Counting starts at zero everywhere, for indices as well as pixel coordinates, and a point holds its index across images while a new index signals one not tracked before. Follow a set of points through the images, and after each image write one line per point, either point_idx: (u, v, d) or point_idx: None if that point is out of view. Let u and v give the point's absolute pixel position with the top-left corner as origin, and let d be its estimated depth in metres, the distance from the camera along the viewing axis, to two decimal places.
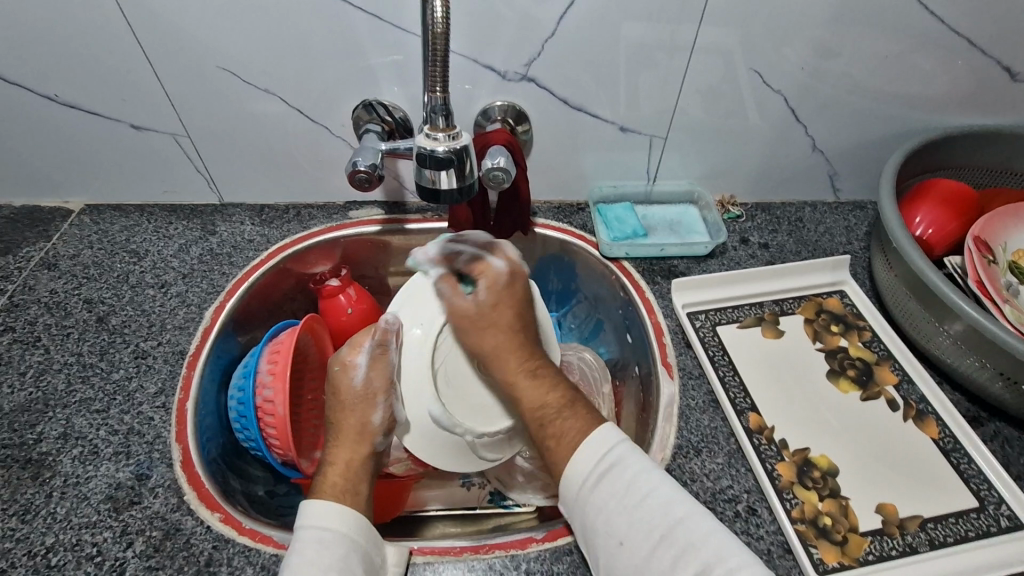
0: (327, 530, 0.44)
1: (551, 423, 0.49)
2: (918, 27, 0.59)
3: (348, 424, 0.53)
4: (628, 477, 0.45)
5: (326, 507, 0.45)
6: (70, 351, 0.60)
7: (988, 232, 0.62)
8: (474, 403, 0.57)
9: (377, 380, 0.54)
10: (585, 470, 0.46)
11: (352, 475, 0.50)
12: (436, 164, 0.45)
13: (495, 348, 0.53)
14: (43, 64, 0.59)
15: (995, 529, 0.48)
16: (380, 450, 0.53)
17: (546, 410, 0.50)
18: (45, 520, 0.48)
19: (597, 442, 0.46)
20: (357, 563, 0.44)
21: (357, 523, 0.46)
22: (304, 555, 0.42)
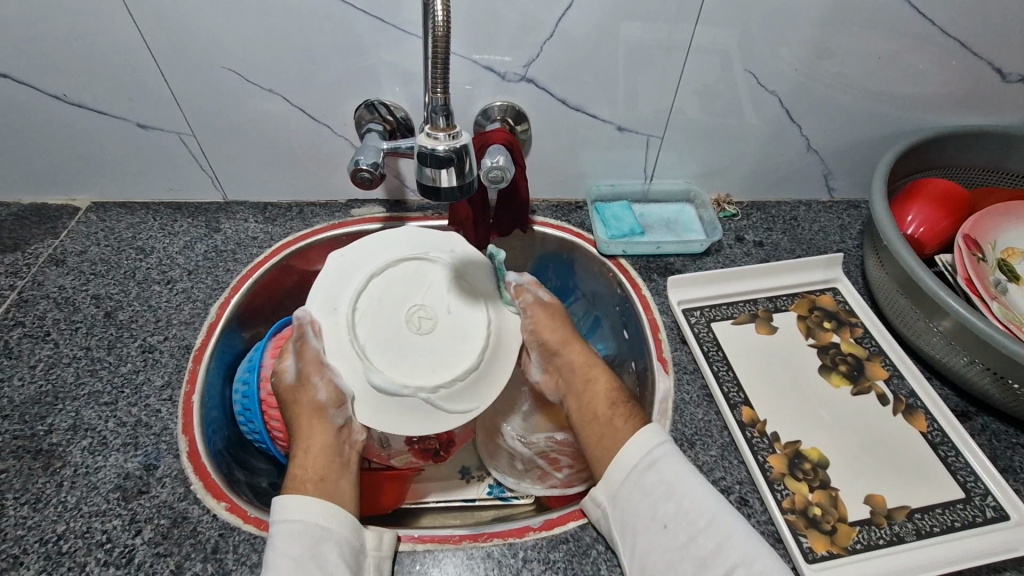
0: (297, 521, 0.45)
1: (623, 405, 0.56)
2: (910, 28, 0.61)
3: (299, 411, 0.54)
4: (676, 468, 0.48)
5: (293, 500, 0.46)
6: (78, 345, 0.61)
7: (977, 230, 0.63)
8: (420, 363, 0.57)
9: (309, 365, 0.55)
10: (635, 457, 0.50)
11: (316, 462, 0.52)
12: (437, 162, 0.45)
13: (567, 342, 0.62)
14: (52, 65, 0.60)
15: (981, 519, 0.50)
16: (343, 424, 0.55)
17: (614, 391, 0.58)
18: (56, 508, 0.49)
19: (657, 431, 0.51)
20: (330, 549, 0.45)
21: (324, 509, 0.46)
22: (277, 549, 0.44)
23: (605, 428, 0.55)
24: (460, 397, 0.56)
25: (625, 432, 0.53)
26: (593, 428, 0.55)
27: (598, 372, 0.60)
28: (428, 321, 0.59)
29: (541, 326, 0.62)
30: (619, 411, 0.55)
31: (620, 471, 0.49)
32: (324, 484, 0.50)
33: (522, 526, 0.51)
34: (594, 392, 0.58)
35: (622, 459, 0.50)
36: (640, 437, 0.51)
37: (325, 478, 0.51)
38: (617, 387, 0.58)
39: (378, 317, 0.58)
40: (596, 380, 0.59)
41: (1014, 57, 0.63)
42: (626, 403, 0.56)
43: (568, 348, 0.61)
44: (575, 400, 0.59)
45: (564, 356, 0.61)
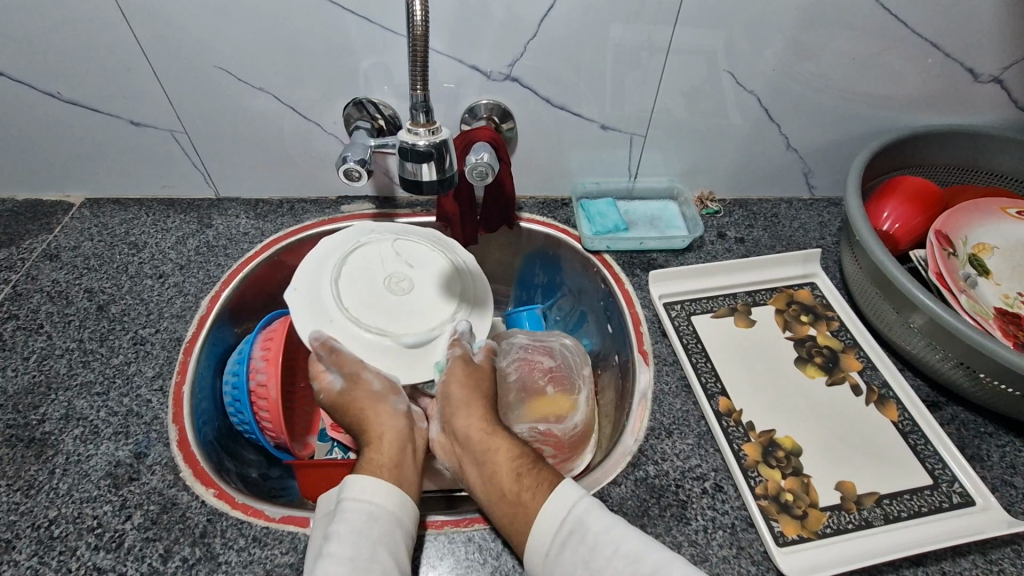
0: (373, 504, 0.46)
1: (526, 477, 0.49)
2: (884, 30, 0.62)
3: (361, 404, 0.55)
4: (591, 537, 0.44)
5: (372, 483, 0.47)
6: (71, 337, 0.62)
7: (950, 225, 0.65)
8: (431, 312, 0.61)
9: (353, 365, 0.56)
10: (546, 540, 0.45)
11: (391, 450, 0.51)
12: (417, 157, 0.47)
13: (471, 403, 0.55)
14: (46, 64, 0.62)
15: (947, 505, 0.52)
16: (404, 411, 0.56)
17: (517, 461, 0.51)
18: (48, 495, 0.51)
19: (559, 501, 0.46)
20: (397, 536, 0.46)
21: (399, 498, 0.47)
22: (349, 527, 0.44)
23: (514, 506, 0.48)
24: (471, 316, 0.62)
25: (534, 510, 0.47)
26: (500, 507, 0.48)
27: (498, 435, 0.53)
28: (406, 284, 0.63)
29: (450, 381, 0.56)
30: (527, 483, 0.49)
31: (538, 554, 0.45)
32: (400, 472, 0.50)
33: None
34: (498, 461, 0.51)
35: (536, 543, 0.45)
36: (550, 504, 0.46)
37: (399, 465, 0.50)
38: (520, 453, 0.52)
39: (368, 302, 0.60)
40: (495, 450, 0.52)
41: (986, 57, 0.64)
42: (533, 470, 0.50)
43: (466, 412, 0.54)
44: (477, 473, 0.52)
45: (461, 421, 0.54)
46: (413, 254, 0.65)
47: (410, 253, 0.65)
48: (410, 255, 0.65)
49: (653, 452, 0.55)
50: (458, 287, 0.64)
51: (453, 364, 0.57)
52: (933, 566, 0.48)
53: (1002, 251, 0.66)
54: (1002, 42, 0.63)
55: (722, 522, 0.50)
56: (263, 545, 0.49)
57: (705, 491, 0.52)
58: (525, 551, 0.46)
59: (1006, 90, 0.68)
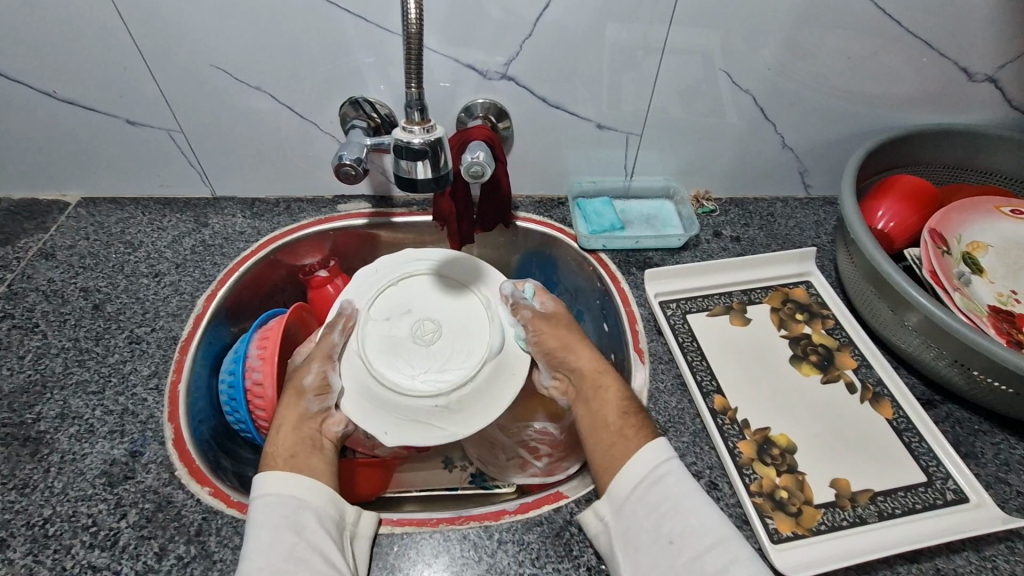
0: (273, 493, 0.47)
1: (631, 415, 0.54)
2: (879, 29, 0.62)
3: (283, 395, 0.57)
4: (679, 488, 0.48)
5: (269, 475, 0.48)
6: (67, 336, 0.62)
7: (944, 224, 0.65)
8: (471, 316, 0.64)
9: (314, 357, 0.59)
10: (642, 469, 0.49)
11: (287, 441, 0.53)
12: (412, 155, 0.47)
13: (570, 346, 0.61)
14: (42, 63, 0.62)
15: (941, 501, 0.52)
16: (319, 412, 0.56)
17: (624, 402, 0.56)
18: (43, 493, 0.50)
19: (655, 451, 0.50)
20: (309, 519, 0.46)
21: (301, 482, 0.48)
22: (255, 521, 0.45)
23: (615, 437, 0.53)
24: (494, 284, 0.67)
25: (633, 446, 0.51)
26: (602, 437, 0.54)
27: (603, 377, 0.58)
28: (429, 323, 0.64)
29: (544, 332, 0.61)
30: (632, 420, 0.54)
31: (626, 484, 0.49)
32: (295, 461, 0.51)
33: (499, 509, 0.53)
34: (605, 394, 0.57)
35: (628, 474, 0.49)
36: (647, 449, 0.50)
37: (296, 456, 0.51)
38: (628, 395, 0.57)
39: (439, 365, 0.60)
40: (605, 387, 0.57)
41: (980, 57, 0.64)
42: (637, 412, 0.55)
43: (578, 354, 0.60)
44: (585, 406, 0.57)
45: (576, 360, 0.60)
46: (403, 299, 0.65)
47: (398, 301, 0.65)
48: (400, 298, 0.65)
49: None
50: (458, 277, 0.67)
51: (532, 324, 0.62)
52: (928, 562, 0.48)
53: (996, 250, 0.66)
54: (997, 42, 0.63)
55: None
56: None
57: (701, 488, 0.52)
58: (609, 483, 0.51)
59: (1000, 90, 0.68)
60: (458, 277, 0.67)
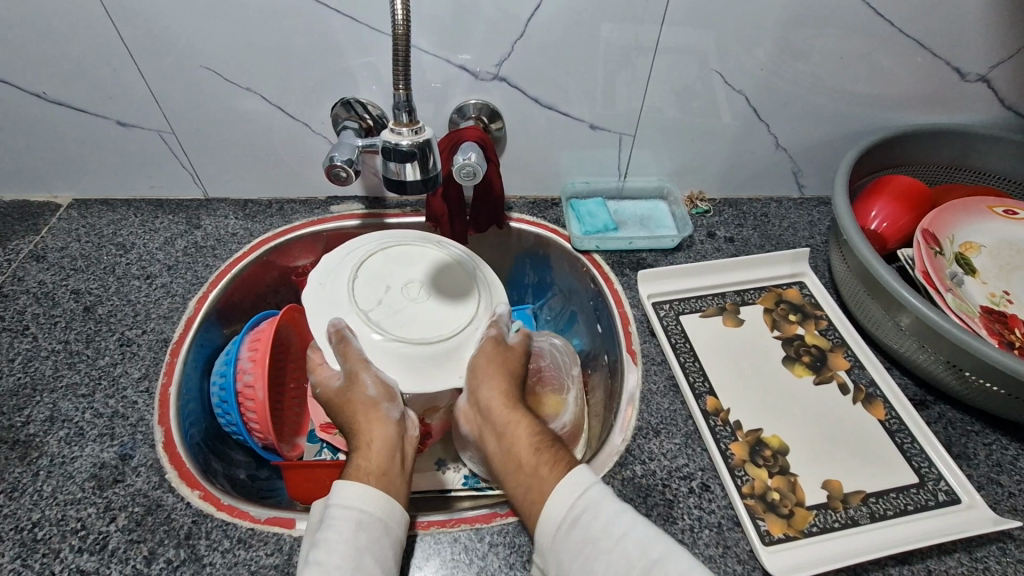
0: (364, 512, 0.45)
1: (546, 451, 0.51)
2: (871, 29, 0.62)
3: (354, 406, 0.55)
4: (603, 518, 0.44)
5: (359, 490, 0.46)
6: (57, 339, 0.62)
7: (936, 224, 0.65)
8: (454, 271, 0.64)
9: (355, 365, 0.55)
10: (559, 511, 0.45)
11: (380, 459, 0.51)
12: (400, 157, 0.47)
13: (494, 375, 0.57)
14: (31, 64, 0.61)
15: (933, 503, 0.52)
16: (398, 418, 0.55)
17: (535, 439, 0.52)
18: (32, 497, 0.50)
19: (573, 483, 0.46)
20: (386, 545, 0.45)
21: (392, 509, 0.47)
22: (338, 533, 0.44)
23: (530, 480, 0.49)
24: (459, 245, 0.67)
25: (551, 483, 0.47)
26: (518, 480, 0.50)
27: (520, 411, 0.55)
28: (410, 287, 0.62)
29: (478, 357, 0.58)
30: (545, 458, 0.50)
31: (549, 531, 0.45)
32: (385, 481, 0.49)
33: (490, 512, 0.52)
34: (517, 430, 0.53)
35: (545, 524, 0.45)
36: (562, 485, 0.46)
37: (386, 475, 0.50)
38: (539, 431, 0.54)
39: (437, 317, 0.60)
40: (517, 426, 0.54)
41: (973, 57, 0.64)
42: (551, 447, 0.51)
43: (494, 390, 0.56)
44: (501, 446, 0.54)
45: (486, 396, 0.56)
46: (372, 289, 0.60)
47: (370, 280, 0.61)
48: (371, 276, 0.61)
49: (640, 451, 0.55)
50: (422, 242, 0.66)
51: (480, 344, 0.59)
52: (918, 564, 0.48)
53: (988, 250, 0.66)
54: (989, 42, 0.63)
55: (708, 522, 0.50)
56: (248, 546, 0.49)
57: (692, 490, 0.52)
58: (535, 523, 0.47)
59: (993, 90, 0.68)
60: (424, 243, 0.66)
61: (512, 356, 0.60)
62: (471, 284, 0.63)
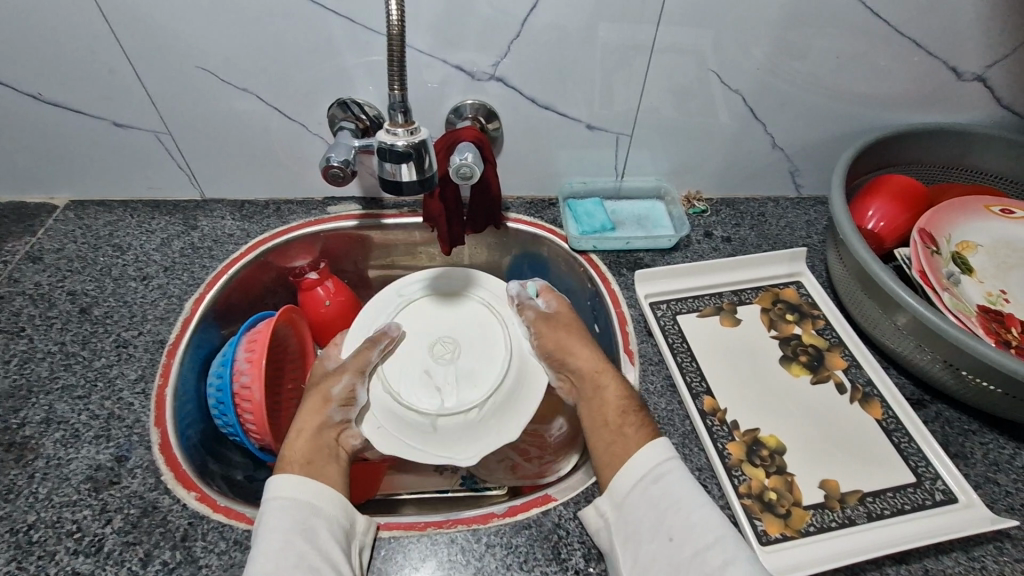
0: (290, 498, 0.47)
1: (634, 413, 0.54)
2: (868, 29, 0.62)
3: (307, 399, 0.58)
4: (681, 487, 0.48)
5: (286, 480, 0.48)
6: (53, 340, 0.62)
7: (933, 224, 0.65)
8: (448, 304, 0.70)
9: (352, 366, 0.61)
10: (641, 469, 0.49)
11: (304, 449, 0.53)
12: (396, 158, 0.47)
13: (569, 343, 0.62)
14: (26, 65, 0.61)
15: (931, 502, 0.52)
16: (340, 421, 0.57)
17: (623, 399, 0.56)
18: (27, 499, 0.50)
19: (657, 451, 0.50)
20: (322, 527, 0.46)
21: (317, 490, 0.48)
22: (268, 523, 0.45)
23: (615, 435, 0.53)
24: (413, 279, 0.72)
25: (636, 443, 0.51)
26: (604, 435, 0.54)
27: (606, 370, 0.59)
28: (436, 350, 0.67)
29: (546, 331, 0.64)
30: (631, 420, 0.54)
31: (624, 485, 0.49)
32: (310, 468, 0.50)
33: (487, 512, 0.52)
34: (607, 388, 0.57)
35: (629, 472, 0.49)
36: (649, 449, 0.50)
37: (312, 463, 0.51)
38: (627, 393, 0.56)
39: (481, 343, 0.68)
40: (606, 386, 0.57)
41: (969, 56, 0.64)
42: (638, 411, 0.54)
43: (578, 354, 0.61)
44: (587, 404, 0.58)
45: (574, 360, 0.61)
46: (412, 381, 0.63)
47: (409, 379, 0.63)
48: (403, 375, 0.64)
49: None
50: (394, 303, 0.69)
51: (536, 325, 0.65)
52: (916, 563, 0.48)
53: (986, 249, 0.66)
54: (985, 42, 0.63)
55: None
56: (243, 548, 0.48)
57: None
58: (610, 479, 0.51)
59: (990, 89, 0.68)
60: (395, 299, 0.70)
61: (569, 325, 0.65)
62: (468, 298, 0.71)
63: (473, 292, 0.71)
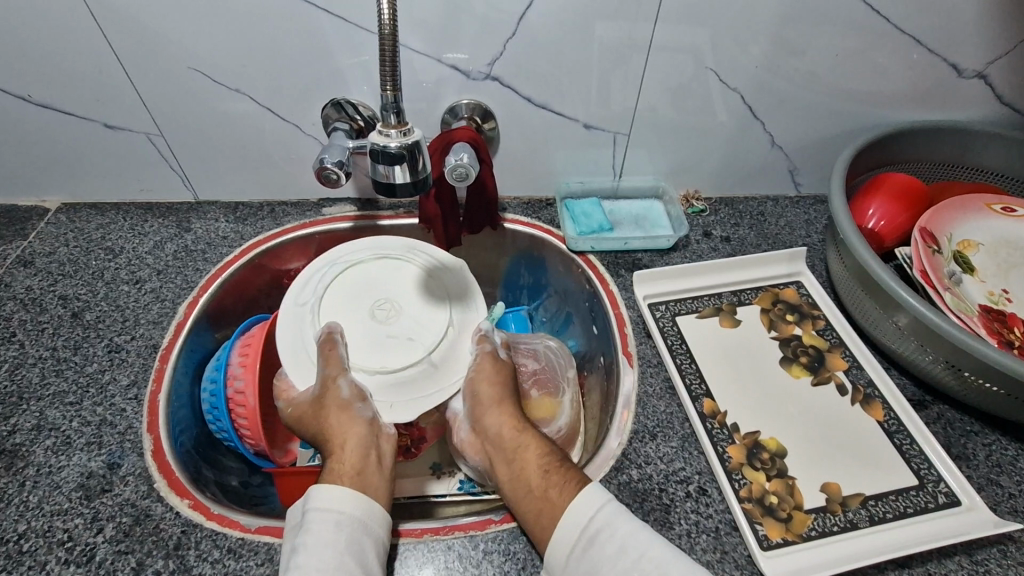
0: (343, 513, 0.46)
1: (556, 471, 0.50)
2: (868, 26, 0.61)
3: (326, 411, 0.55)
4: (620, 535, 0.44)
5: (338, 493, 0.47)
6: (45, 346, 0.61)
7: (934, 223, 0.65)
8: (362, 277, 0.65)
9: (334, 369, 0.56)
10: (570, 537, 0.45)
11: (352, 458, 0.51)
12: (389, 160, 0.46)
13: (496, 399, 0.57)
14: (15, 67, 0.60)
15: (933, 505, 0.51)
16: (372, 417, 0.55)
17: (546, 459, 0.52)
18: (18, 508, 0.49)
19: (585, 505, 0.46)
20: (367, 546, 0.45)
21: (369, 507, 0.47)
22: (317, 536, 0.44)
23: (541, 503, 0.48)
24: (300, 283, 0.64)
25: (562, 506, 0.47)
26: (528, 504, 0.49)
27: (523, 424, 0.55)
28: (379, 316, 0.62)
29: (478, 379, 0.59)
30: (554, 480, 0.49)
31: (558, 558, 0.45)
32: (360, 479, 0.50)
33: (485, 518, 0.52)
34: (528, 449, 0.53)
35: (555, 546, 0.45)
36: (574, 506, 0.46)
37: (362, 473, 0.50)
38: (549, 450, 0.53)
39: (403, 281, 0.66)
40: (524, 448, 0.53)
41: (970, 53, 0.64)
42: (560, 467, 0.51)
43: (496, 412, 0.57)
44: (506, 472, 0.53)
45: (492, 420, 0.56)
46: (393, 348, 0.60)
47: (380, 353, 0.59)
48: (372, 353, 0.59)
49: (637, 456, 0.54)
50: (308, 309, 0.62)
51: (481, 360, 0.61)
52: (919, 567, 0.47)
53: (987, 248, 0.65)
54: (986, 39, 0.62)
55: (706, 526, 0.50)
56: (238, 556, 0.48)
57: (689, 494, 0.51)
58: (546, 547, 0.46)
59: (990, 87, 0.67)
60: (304, 307, 0.62)
61: (498, 373, 0.60)
62: (366, 263, 0.66)
63: (361, 256, 0.67)
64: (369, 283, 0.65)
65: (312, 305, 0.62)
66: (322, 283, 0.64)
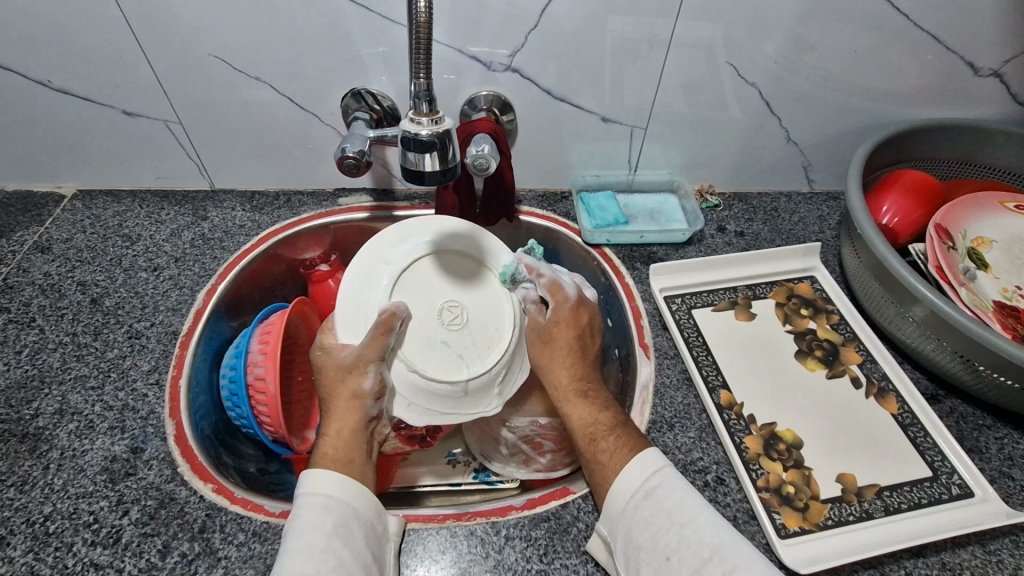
0: (329, 497, 0.45)
1: (603, 439, 0.51)
2: (886, 23, 0.62)
3: (340, 390, 0.53)
4: (653, 518, 0.45)
5: (324, 477, 0.46)
6: (65, 331, 0.61)
7: (949, 219, 0.65)
8: (444, 264, 0.61)
9: (370, 353, 0.53)
10: (632, 485, 0.47)
11: (346, 444, 0.50)
12: (419, 147, 0.47)
13: (552, 363, 0.57)
14: (35, 51, 0.60)
15: (946, 496, 0.52)
16: (375, 415, 0.54)
17: (592, 424, 0.52)
18: (43, 491, 0.50)
19: (640, 464, 0.47)
20: (355, 526, 0.45)
21: (358, 492, 0.47)
22: (305, 521, 0.44)
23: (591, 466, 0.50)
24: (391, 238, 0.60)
25: (615, 468, 0.48)
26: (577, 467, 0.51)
27: (572, 388, 0.55)
28: (443, 314, 0.58)
29: (543, 347, 0.58)
30: (603, 446, 0.50)
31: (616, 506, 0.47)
32: (352, 467, 0.49)
33: (504, 505, 0.53)
34: (571, 413, 0.54)
35: (620, 489, 0.47)
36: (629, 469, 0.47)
37: (353, 461, 0.49)
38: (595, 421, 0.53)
39: (481, 296, 0.61)
40: (570, 415, 0.54)
41: (985, 52, 0.64)
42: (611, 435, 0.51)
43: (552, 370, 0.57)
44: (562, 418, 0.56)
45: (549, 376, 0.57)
46: (438, 351, 0.57)
47: (427, 353, 0.56)
48: (419, 349, 0.56)
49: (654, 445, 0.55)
50: (387, 272, 0.58)
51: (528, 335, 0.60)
52: (933, 557, 0.48)
53: (1001, 245, 0.66)
54: (1002, 38, 0.63)
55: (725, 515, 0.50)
56: (263, 539, 0.48)
57: (707, 484, 0.52)
58: (604, 501, 0.48)
59: (1005, 85, 0.68)
60: (387, 267, 0.59)
61: (563, 336, 0.58)
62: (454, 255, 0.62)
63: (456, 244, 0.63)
64: (446, 280, 0.61)
65: (394, 267, 0.59)
66: (415, 251, 0.60)
